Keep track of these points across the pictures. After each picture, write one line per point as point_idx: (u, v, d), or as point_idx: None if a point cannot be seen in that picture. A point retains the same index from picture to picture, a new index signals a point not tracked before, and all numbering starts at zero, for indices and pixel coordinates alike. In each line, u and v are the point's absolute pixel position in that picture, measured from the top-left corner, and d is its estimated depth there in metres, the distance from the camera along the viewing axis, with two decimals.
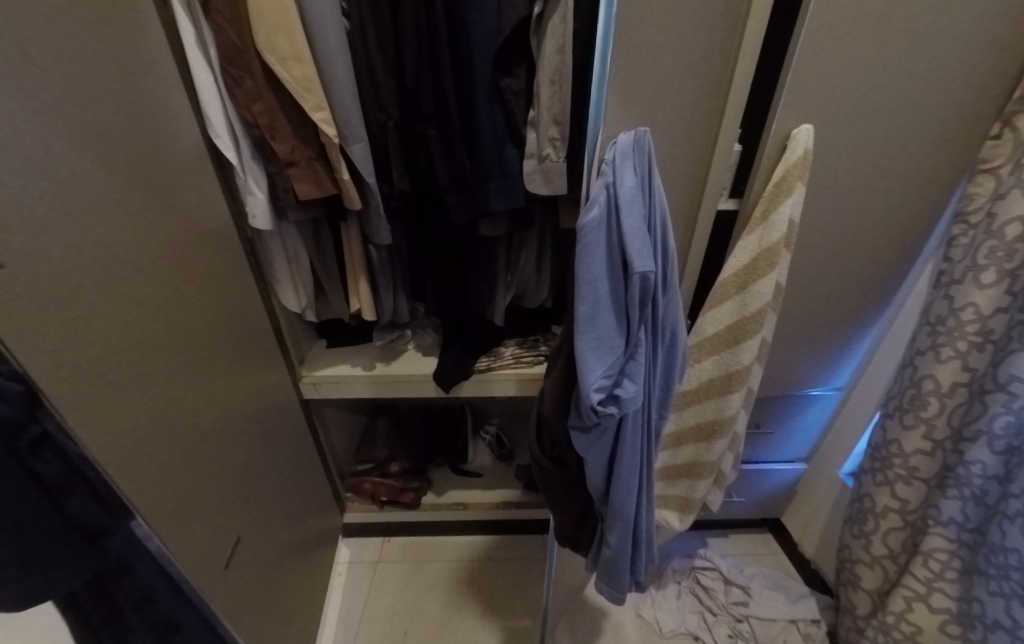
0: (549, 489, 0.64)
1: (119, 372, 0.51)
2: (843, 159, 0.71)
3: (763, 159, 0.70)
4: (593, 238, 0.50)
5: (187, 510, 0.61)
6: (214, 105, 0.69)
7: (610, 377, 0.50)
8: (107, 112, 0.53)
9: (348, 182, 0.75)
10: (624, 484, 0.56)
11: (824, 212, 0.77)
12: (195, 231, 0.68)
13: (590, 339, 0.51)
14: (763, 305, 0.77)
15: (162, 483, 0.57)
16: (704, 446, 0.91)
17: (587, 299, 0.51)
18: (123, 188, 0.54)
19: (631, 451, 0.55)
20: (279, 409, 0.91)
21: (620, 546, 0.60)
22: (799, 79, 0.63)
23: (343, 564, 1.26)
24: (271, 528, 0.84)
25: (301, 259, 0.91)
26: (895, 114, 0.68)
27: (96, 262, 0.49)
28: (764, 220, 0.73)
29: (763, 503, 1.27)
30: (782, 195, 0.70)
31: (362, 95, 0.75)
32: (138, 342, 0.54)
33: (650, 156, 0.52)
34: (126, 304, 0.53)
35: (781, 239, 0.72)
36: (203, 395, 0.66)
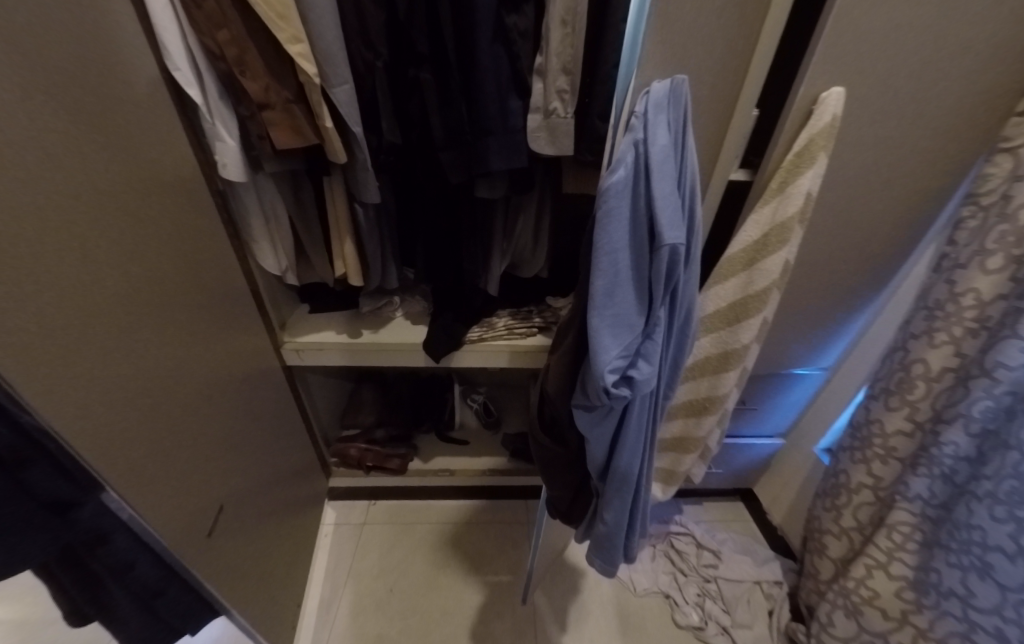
0: (545, 468, 0.63)
1: (84, 341, 0.46)
2: (865, 133, 0.67)
3: (786, 125, 0.65)
4: (616, 203, 0.45)
5: (178, 483, 0.58)
6: (171, 30, 0.58)
7: (625, 357, 0.48)
8: (41, 26, 0.44)
9: (331, 131, 0.67)
10: (627, 465, 0.55)
11: (838, 188, 0.73)
12: (155, 179, 0.60)
13: (606, 316, 0.47)
14: (769, 284, 0.74)
15: (148, 453, 0.53)
16: (693, 422, 0.91)
17: (606, 273, 0.46)
18: (67, 127, 0.46)
19: (637, 432, 0.53)
20: (260, 376, 0.87)
21: (615, 524, 0.59)
22: (838, 36, 0.57)
23: (329, 525, 1.28)
24: (256, 498, 0.82)
25: (279, 217, 0.83)
26: (929, 82, 0.62)
27: (43, 215, 0.43)
28: (780, 193, 0.69)
29: (740, 473, 1.33)
30: (803, 166, 0.66)
31: (345, 28, 0.65)
32: (99, 307, 0.49)
33: (685, 111, 0.47)
34: (82, 263, 0.47)
35: (796, 213, 0.68)
36: (178, 362, 0.61)
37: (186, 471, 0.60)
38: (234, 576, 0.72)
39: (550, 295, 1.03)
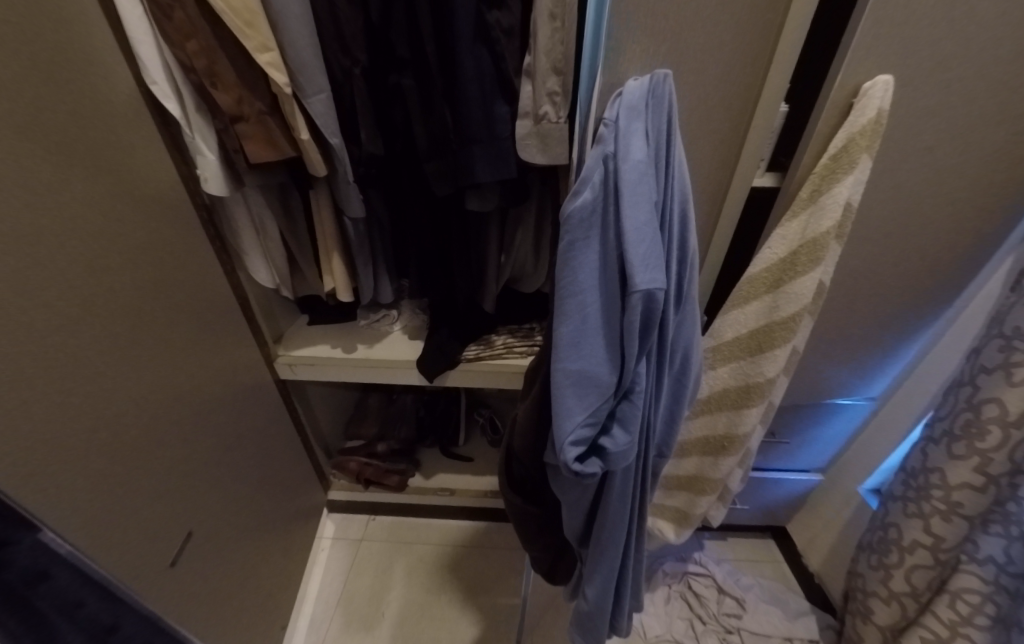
0: (519, 530, 0.59)
1: (14, 372, 0.44)
2: (922, 130, 0.55)
3: (819, 123, 0.55)
4: (579, 232, 0.41)
5: (125, 511, 0.56)
6: (145, 42, 0.56)
7: (593, 424, 0.42)
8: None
9: (308, 143, 0.64)
10: (609, 539, 0.49)
11: (887, 194, 0.61)
12: (130, 194, 0.58)
13: (570, 372, 0.42)
14: (799, 310, 0.63)
15: (89, 483, 0.52)
16: (710, 461, 0.81)
17: (570, 320, 0.42)
18: (16, 146, 0.44)
19: (617, 506, 0.47)
20: (246, 393, 0.85)
21: (598, 603, 0.53)
22: (888, 12, 0.46)
23: (327, 539, 1.26)
24: (233, 520, 0.80)
25: (267, 228, 0.81)
26: (1011, 64, 0.50)
27: None
28: (812, 204, 0.58)
29: (770, 510, 1.19)
30: (840, 171, 0.55)
31: (321, 33, 0.61)
32: (42, 335, 0.47)
33: (669, 113, 0.41)
34: (23, 287, 0.45)
35: (833, 228, 0.57)
36: (143, 382, 0.59)
37: (140, 498, 0.58)
38: (198, 598, 0.71)
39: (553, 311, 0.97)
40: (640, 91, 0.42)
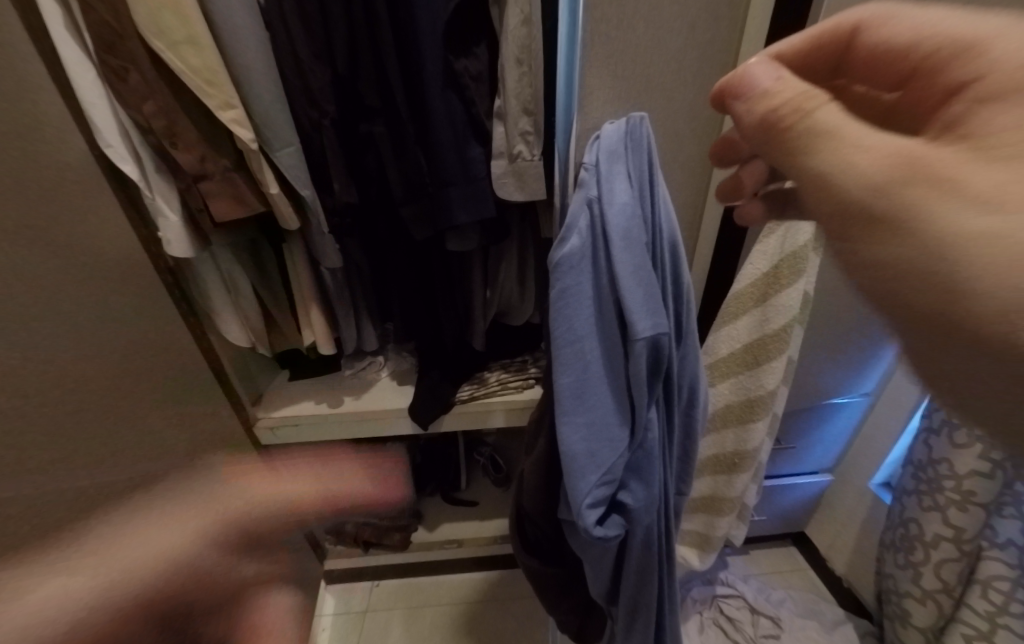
0: (540, 589, 0.68)
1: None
2: None
3: None
4: (570, 278, 0.44)
5: (95, 620, 0.50)
6: (99, 106, 0.52)
7: (608, 480, 0.43)
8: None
9: (278, 197, 0.62)
10: (638, 582, 0.52)
11: None
12: (91, 267, 0.54)
13: (578, 426, 0.44)
14: (789, 321, 0.63)
15: (57, 596, 0.45)
16: (723, 480, 0.80)
17: (571, 372, 0.44)
18: None
19: (640, 554, 0.50)
20: (224, 466, 0.79)
21: None
22: None
23: (327, 616, 1.17)
24: (218, 609, 0.73)
25: (240, 287, 0.78)
26: None
27: None
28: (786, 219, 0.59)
29: (785, 518, 1.18)
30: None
31: (287, 87, 0.60)
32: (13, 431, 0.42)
33: (649, 150, 0.43)
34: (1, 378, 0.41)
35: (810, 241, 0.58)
36: (110, 473, 0.54)
37: (113, 603, 0.52)
38: None
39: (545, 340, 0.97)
40: (619, 132, 0.44)
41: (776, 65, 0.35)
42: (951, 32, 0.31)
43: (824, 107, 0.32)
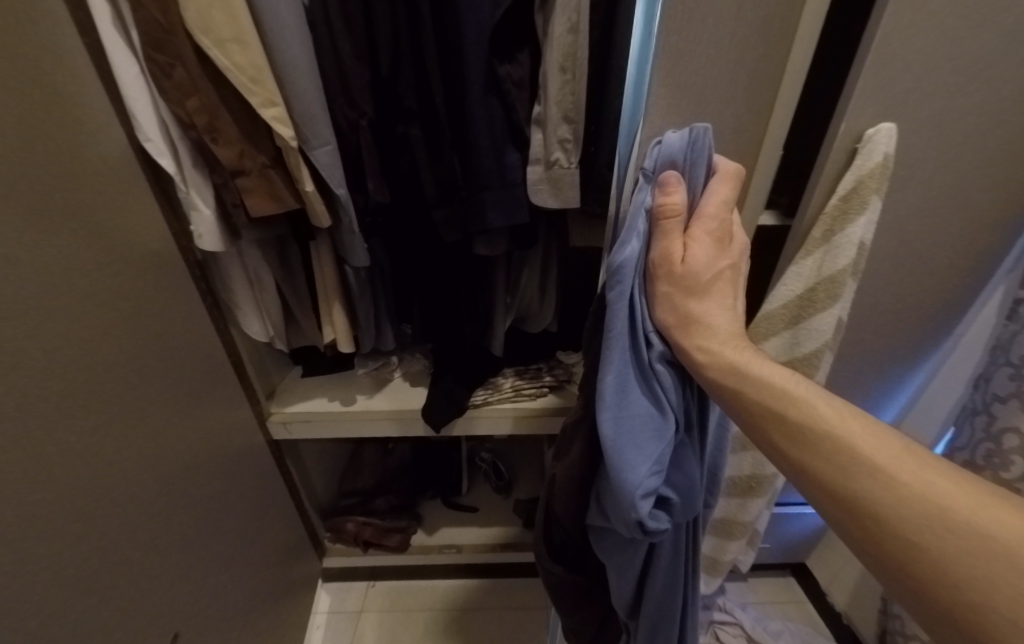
0: (559, 595, 0.68)
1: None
2: (918, 181, 0.56)
3: (825, 168, 0.54)
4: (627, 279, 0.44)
5: (96, 621, 0.50)
6: (141, 101, 0.54)
7: (657, 472, 0.42)
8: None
9: (313, 195, 0.62)
10: (663, 583, 0.53)
11: (889, 239, 0.62)
12: (118, 258, 0.54)
13: (625, 421, 0.44)
14: (820, 345, 0.63)
15: (54, 599, 0.45)
16: (737, 504, 0.79)
17: (617, 369, 0.45)
18: (17, 220, 0.42)
19: (668, 552, 0.52)
20: (235, 462, 0.79)
21: None
22: (884, 73, 0.47)
23: (321, 614, 1.16)
24: (217, 608, 0.73)
25: (265, 282, 0.78)
26: (989, 123, 0.52)
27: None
28: (825, 243, 0.57)
29: (790, 547, 1.16)
30: (852, 212, 0.54)
31: (328, 88, 0.60)
32: (20, 430, 0.42)
33: (704, 162, 0.45)
34: (9, 378, 0.41)
35: (849, 266, 0.57)
36: (123, 472, 0.53)
37: (115, 602, 0.52)
38: None
39: (561, 350, 0.97)
40: (683, 140, 0.44)
41: (672, 187, 0.44)
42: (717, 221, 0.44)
43: (672, 232, 0.44)
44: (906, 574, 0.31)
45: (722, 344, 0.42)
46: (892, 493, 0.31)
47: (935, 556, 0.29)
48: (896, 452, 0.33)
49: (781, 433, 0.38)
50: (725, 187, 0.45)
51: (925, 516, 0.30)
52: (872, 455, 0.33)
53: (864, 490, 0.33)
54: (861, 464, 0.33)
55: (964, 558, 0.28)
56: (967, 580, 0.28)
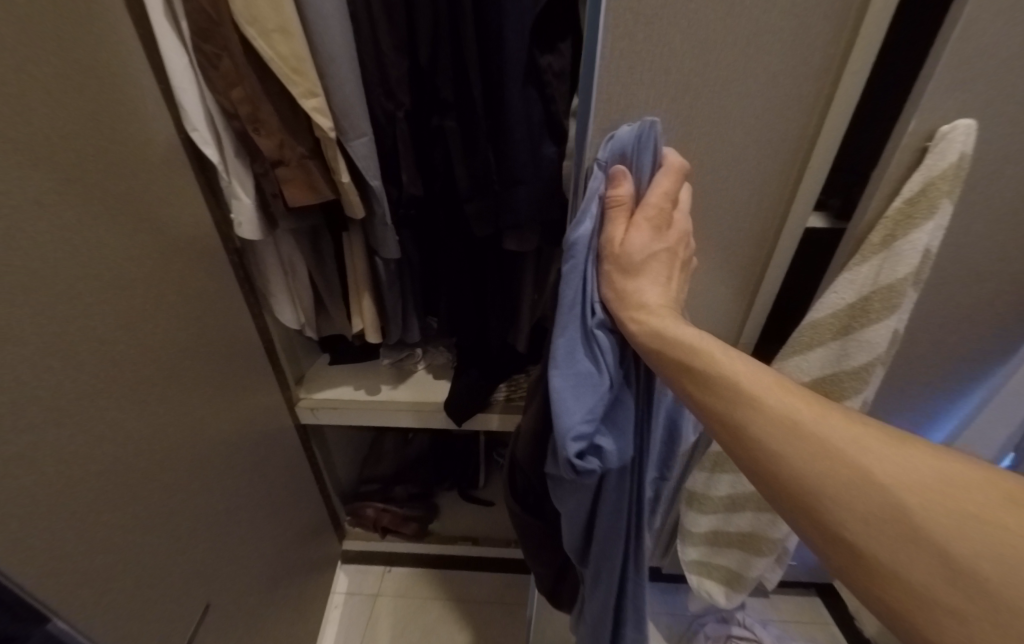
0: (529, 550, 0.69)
1: (53, 452, 0.41)
2: (992, 186, 0.52)
3: (889, 168, 0.51)
4: (580, 255, 0.43)
5: (138, 590, 0.52)
6: (189, 92, 0.55)
7: (591, 422, 0.42)
8: (20, 79, 0.38)
9: (348, 186, 0.62)
10: (607, 549, 0.53)
11: (952, 249, 0.58)
12: (164, 244, 0.55)
13: (568, 376, 0.44)
14: (871, 360, 0.59)
15: (106, 566, 0.48)
16: (767, 518, 0.76)
17: (566, 330, 0.44)
18: (75, 207, 0.43)
19: (611, 522, 0.50)
20: (266, 444, 0.81)
21: (597, 615, 0.59)
22: (963, 69, 0.43)
23: (340, 594, 1.19)
24: (245, 583, 0.76)
25: (298, 271, 0.80)
26: None
27: (40, 311, 0.40)
28: (885, 249, 0.54)
29: (818, 566, 1.12)
30: (917, 216, 0.50)
31: (366, 79, 0.60)
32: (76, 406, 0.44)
33: (656, 151, 0.42)
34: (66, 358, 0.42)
35: (910, 275, 0.52)
36: (165, 450, 0.56)
37: (154, 573, 0.55)
38: None
39: None
40: (633, 136, 0.41)
41: (621, 176, 0.41)
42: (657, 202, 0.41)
43: (620, 217, 0.42)
44: (783, 493, 0.31)
45: (643, 308, 0.41)
46: (768, 417, 0.33)
47: (798, 466, 0.30)
48: (776, 384, 0.34)
49: (692, 384, 0.38)
50: (670, 180, 0.42)
51: (793, 432, 0.31)
52: (755, 391, 0.34)
53: (745, 417, 0.34)
54: (744, 395, 0.34)
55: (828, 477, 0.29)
56: (820, 480, 0.29)
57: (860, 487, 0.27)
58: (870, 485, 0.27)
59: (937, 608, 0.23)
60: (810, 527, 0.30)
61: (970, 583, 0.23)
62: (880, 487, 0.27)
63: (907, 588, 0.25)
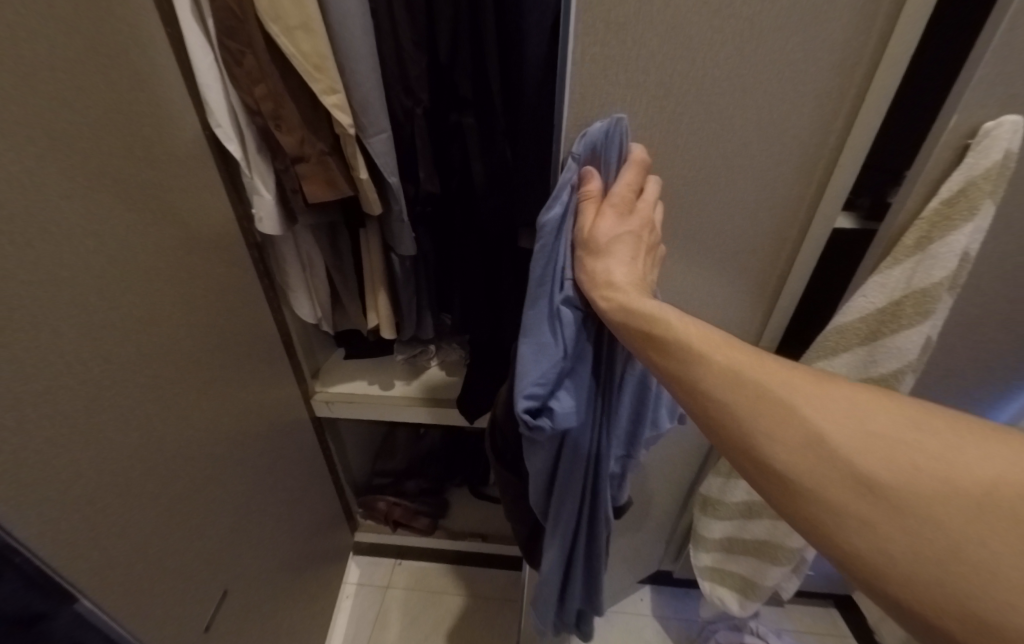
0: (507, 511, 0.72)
1: (80, 442, 0.43)
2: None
3: (925, 167, 0.49)
4: (550, 234, 0.44)
5: (161, 576, 0.54)
6: (213, 89, 0.56)
7: (544, 385, 0.45)
8: (53, 79, 0.39)
9: (366, 182, 0.63)
10: (562, 507, 0.57)
11: (989, 255, 0.55)
12: (188, 239, 0.57)
13: (531, 342, 0.46)
14: (902, 367, 0.57)
15: (129, 553, 0.49)
16: (786, 528, 0.74)
17: (534, 302, 0.47)
18: (103, 203, 0.45)
19: (566, 480, 0.54)
20: (282, 436, 0.82)
21: (552, 570, 0.63)
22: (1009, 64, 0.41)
23: (351, 585, 1.21)
24: (261, 572, 0.77)
25: (316, 266, 0.81)
26: None
27: (69, 305, 0.41)
28: (919, 252, 0.52)
29: (837, 578, 1.09)
30: (955, 218, 0.48)
31: (386, 76, 0.60)
32: (103, 398, 0.45)
33: (621, 146, 0.46)
34: (94, 351, 0.44)
35: (946, 279, 0.50)
36: (186, 440, 0.57)
37: (177, 560, 0.56)
38: None
39: None
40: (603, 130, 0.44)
41: (590, 173, 0.45)
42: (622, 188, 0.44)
43: (590, 202, 0.45)
44: (727, 437, 0.33)
45: (608, 280, 0.42)
46: (717, 373, 0.34)
47: (739, 412, 0.32)
48: (718, 341, 0.36)
49: (649, 344, 0.38)
50: (635, 171, 0.45)
51: (736, 383, 0.33)
52: (700, 344, 0.36)
53: (697, 374, 0.35)
54: (693, 351, 0.36)
55: (765, 418, 0.31)
56: (762, 424, 0.31)
57: (791, 422, 0.30)
58: (798, 422, 0.30)
59: (855, 522, 0.26)
60: (753, 469, 0.32)
61: (879, 494, 0.26)
62: (806, 422, 0.29)
63: (832, 507, 0.27)
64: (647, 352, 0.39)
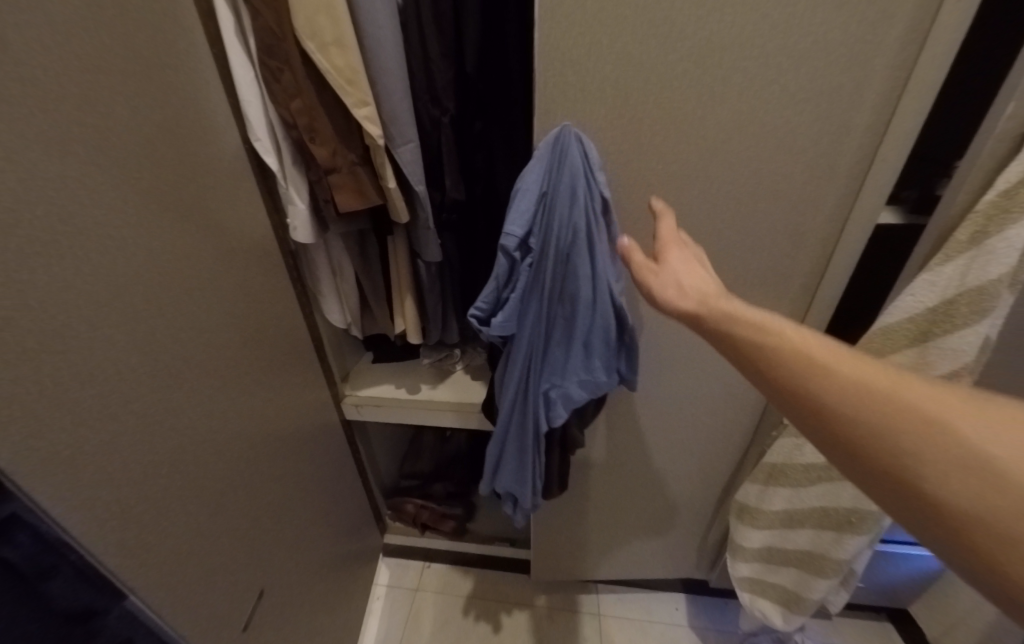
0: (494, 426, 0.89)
1: (129, 445, 0.45)
2: None
3: (982, 155, 0.47)
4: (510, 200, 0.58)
5: (203, 574, 0.56)
6: (253, 106, 0.59)
7: (486, 302, 0.60)
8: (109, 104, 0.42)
9: (394, 191, 0.65)
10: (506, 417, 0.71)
11: None
12: (228, 250, 0.59)
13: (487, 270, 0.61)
14: (957, 371, 0.53)
15: (175, 551, 0.51)
16: (830, 537, 0.71)
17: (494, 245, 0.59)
18: (153, 219, 0.47)
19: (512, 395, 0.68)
20: (315, 439, 0.85)
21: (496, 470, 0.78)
22: None
23: (381, 586, 1.22)
24: (296, 572, 0.79)
25: (346, 272, 0.83)
26: None
27: (121, 316, 0.44)
28: (973, 247, 0.49)
29: (888, 591, 1.03)
30: (1014, 211, 0.45)
31: (414, 87, 0.62)
32: (152, 403, 0.48)
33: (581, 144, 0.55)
34: (144, 358, 0.47)
35: (1006, 276, 0.47)
36: (228, 441, 0.60)
37: (218, 559, 0.58)
38: None
39: None
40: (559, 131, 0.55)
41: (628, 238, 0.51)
42: (666, 235, 0.52)
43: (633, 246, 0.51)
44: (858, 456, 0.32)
45: (702, 295, 0.45)
46: (843, 384, 0.33)
47: (873, 422, 0.31)
48: (836, 351, 0.35)
49: (760, 359, 0.37)
50: (668, 220, 0.53)
51: (867, 396, 0.31)
52: (824, 359, 0.34)
53: (816, 386, 0.34)
54: (815, 363, 0.34)
55: (913, 438, 0.29)
56: (906, 440, 0.29)
57: (942, 442, 0.28)
58: (949, 437, 0.28)
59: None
60: (891, 488, 0.30)
61: None
62: (957, 435, 0.28)
63: (1000, 530, 0.26)
64: (758, 367, 0.38)
